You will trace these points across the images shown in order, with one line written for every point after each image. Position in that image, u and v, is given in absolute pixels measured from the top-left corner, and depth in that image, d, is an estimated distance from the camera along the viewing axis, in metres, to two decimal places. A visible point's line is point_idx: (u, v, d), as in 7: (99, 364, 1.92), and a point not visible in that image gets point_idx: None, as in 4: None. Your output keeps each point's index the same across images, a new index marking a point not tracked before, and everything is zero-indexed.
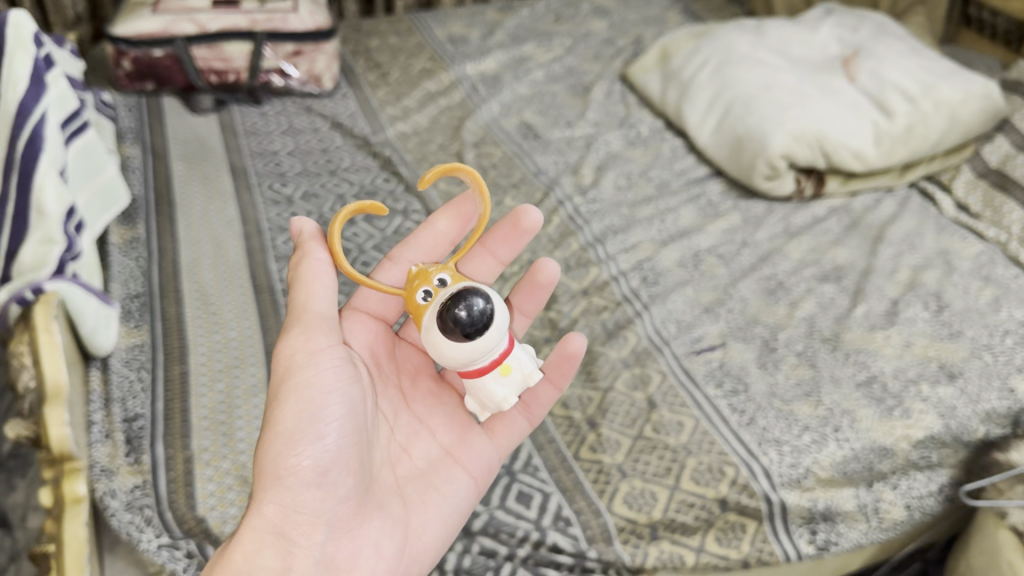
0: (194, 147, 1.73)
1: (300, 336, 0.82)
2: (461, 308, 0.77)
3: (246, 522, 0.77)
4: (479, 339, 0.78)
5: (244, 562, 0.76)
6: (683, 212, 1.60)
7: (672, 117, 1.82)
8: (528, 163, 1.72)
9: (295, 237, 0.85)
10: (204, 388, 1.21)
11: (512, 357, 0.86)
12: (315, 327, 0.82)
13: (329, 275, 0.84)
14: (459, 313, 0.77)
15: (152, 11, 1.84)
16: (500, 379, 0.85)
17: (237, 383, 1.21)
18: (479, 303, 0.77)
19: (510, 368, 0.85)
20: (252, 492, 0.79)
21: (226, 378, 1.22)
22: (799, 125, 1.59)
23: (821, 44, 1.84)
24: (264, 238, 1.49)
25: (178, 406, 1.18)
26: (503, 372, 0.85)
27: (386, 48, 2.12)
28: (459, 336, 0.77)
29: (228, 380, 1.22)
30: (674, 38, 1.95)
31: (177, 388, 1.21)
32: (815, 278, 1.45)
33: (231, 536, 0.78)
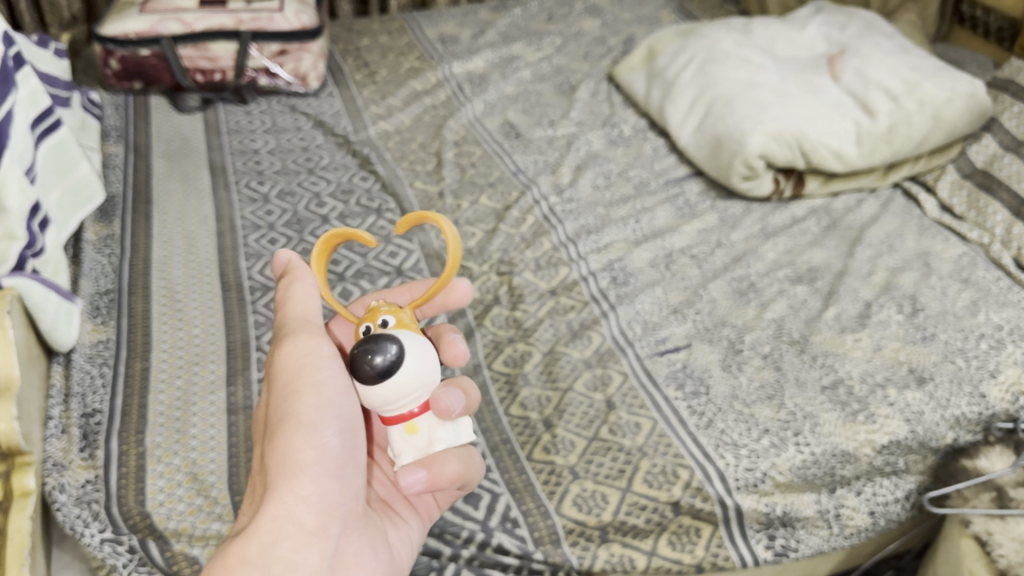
0: (176, 145, 1.74)
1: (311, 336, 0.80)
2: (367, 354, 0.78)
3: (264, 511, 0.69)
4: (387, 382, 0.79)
5: (259, 554, 0.67)
6: (660, 211, 1.58)
7: (655, 117, 1.81)
8: (507, 162, 1.72)
9: (281, 270, 0.90)
10: (163, 384, 1.22)
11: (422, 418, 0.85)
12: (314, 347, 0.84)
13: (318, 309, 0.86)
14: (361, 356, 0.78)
15: (140, 11, 1.86)
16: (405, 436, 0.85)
17: (195, 380, 1.23)
18: (393, 353, 0.78)
19: (416, 427, 0.85)
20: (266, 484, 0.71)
21: (186, 376, 1.23)
22: (778, 124, 1.57)
23: (808, 44, 1.80)
24: (237, 237, 1.50)
25: (136, 401, 1.19)
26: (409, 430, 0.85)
27: (377, 48, 2.12)
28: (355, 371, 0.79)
29: (187, 377, 1.23)
30: (661, 37, 1.93)
31: (137, 383, 1.22)
32: (789, 280, 1.42)
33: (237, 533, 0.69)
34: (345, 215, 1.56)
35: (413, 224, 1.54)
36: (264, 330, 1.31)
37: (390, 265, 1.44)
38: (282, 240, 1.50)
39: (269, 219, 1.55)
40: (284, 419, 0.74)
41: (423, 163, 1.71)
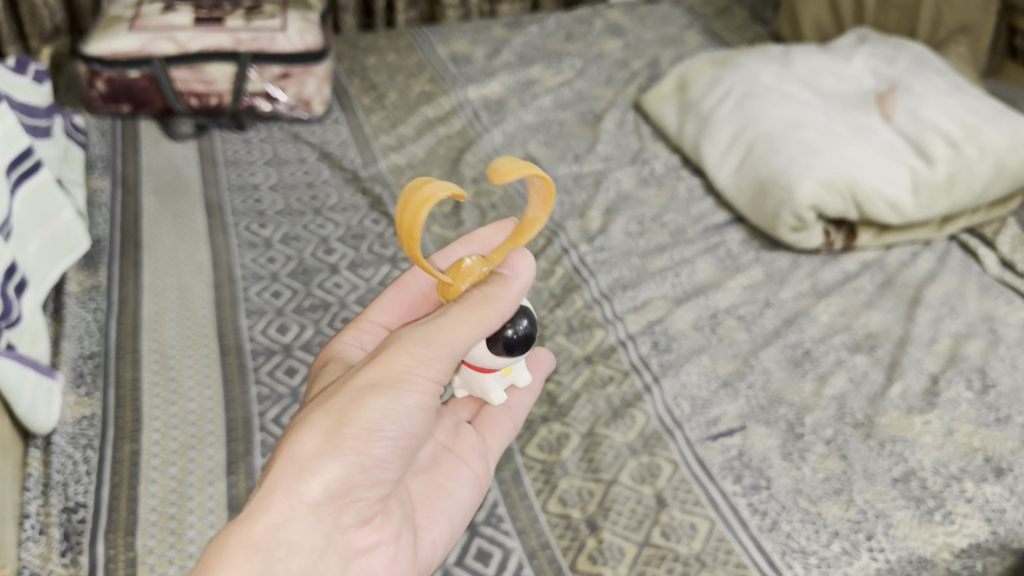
0: (168, 179, 1.59)
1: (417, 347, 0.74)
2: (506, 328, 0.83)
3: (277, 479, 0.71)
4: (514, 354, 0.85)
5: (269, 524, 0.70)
6: (701, 263, 1.45)
7: (689, 154, 1.68)
8: (530, 203, 1.58)
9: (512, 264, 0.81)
10: (155, 472, 1.08)
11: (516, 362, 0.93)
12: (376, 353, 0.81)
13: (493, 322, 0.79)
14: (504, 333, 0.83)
15: (129, 28, 1.71)
16: (501, 378, 0.92)
17: (192, 469, 1.09)
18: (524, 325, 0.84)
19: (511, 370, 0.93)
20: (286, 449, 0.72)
21: (181, 464, 1.09)
22: (829, 171, 1.44)
23: (853, 77, 1.67)
24: (236, 288, 1.36)
25: (125, 493, 1.05)
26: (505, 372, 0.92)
27: (384, 68, 1.98)
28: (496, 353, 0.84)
29: (182, 466, 1.09)
30: (694, 66, 1.79)
31: (126, 471, 1.08)
32: (846, 347, 1.30)
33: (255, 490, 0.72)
34: (357, 263, 1.42)
35: None
36: (268, 405, 1.17)
37: None
38: (287, 293, 1.35)
39: (271, 268, 1.40)
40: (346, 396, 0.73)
41: (440, 204, 1.57)
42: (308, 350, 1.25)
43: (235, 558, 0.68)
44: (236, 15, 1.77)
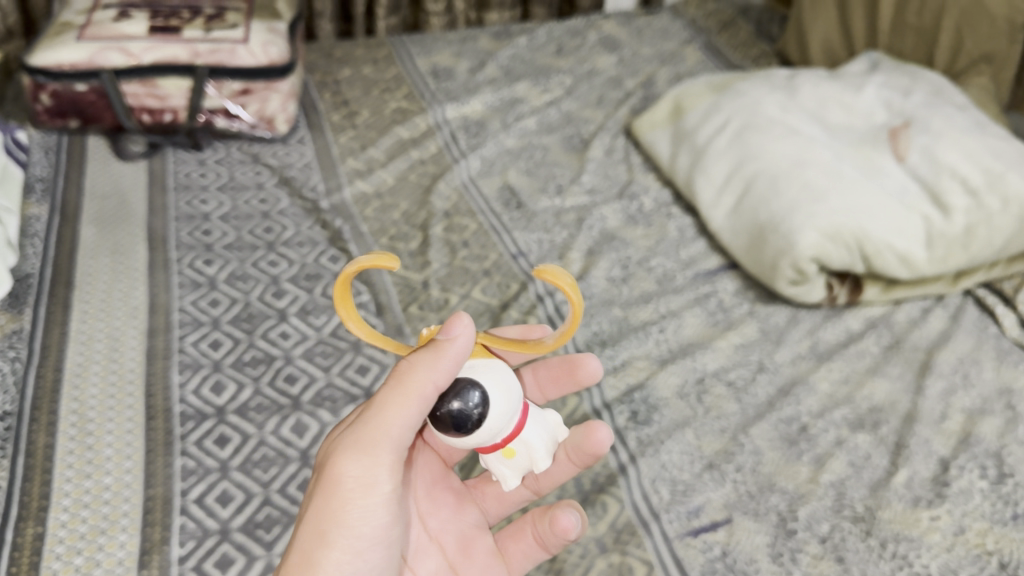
0: (112, 205, 1.46)
1: (363, 463, 0.74)
2: (453, 401, 0.74)
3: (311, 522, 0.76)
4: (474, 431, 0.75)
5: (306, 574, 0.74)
6: (689, 316, 1.31)
7: (682, 189, 1.54)
8: (505, 241, 1.45)
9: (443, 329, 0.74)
10: (57, 562, 0.95)
11: (519, 440, 0.79)
12: (383, 451, 0.74)
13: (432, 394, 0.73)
14: (449, 407, 0.74)
15: (78, 37, 1.57)
16: (504, 461, 0.81)
17: (100, 559, 0.96)
18: (474, 400, 0.73)
19: (513, 452, 0.80)
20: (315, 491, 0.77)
21: (88, 552, 0.96)
22: (834, 219, 1.30)
23: (864, 109, 1.52)
24: (172, 337, 1.22)
25: None
26: (506, 455, 0.80)
27: (359, 81, 1.84)
28: (453, 435, 0.75)
29: (90, 554, 0.96)
30: (690, 90, 1.65)
31: (26, 560, 0.95)
32: (847, 423, 1.16)
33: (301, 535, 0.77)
34: (308, 309, 1.28)
35: (391, 325, 1.26)
36: (192, 482, 1.04)
37: (358, 386, 1.16)
38: (227, 343, 1.22)
39: (213, 314, 1.27)
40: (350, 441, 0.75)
41: (406, 240, 1.44)
42: (243, 414, 1.12)
43: None
44: (195, 23, 1.63)
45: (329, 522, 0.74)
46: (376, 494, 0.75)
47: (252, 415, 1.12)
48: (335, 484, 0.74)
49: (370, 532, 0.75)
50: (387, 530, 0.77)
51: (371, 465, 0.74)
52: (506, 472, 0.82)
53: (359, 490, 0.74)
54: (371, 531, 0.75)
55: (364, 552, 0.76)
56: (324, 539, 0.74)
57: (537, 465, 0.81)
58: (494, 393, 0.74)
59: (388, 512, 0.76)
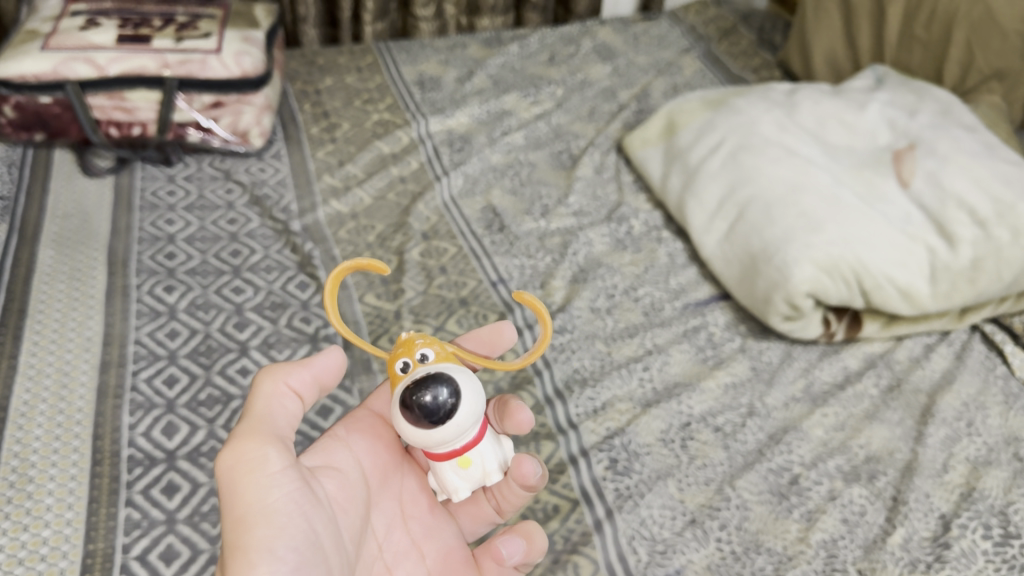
0: (73, 224, 1.39)
1: (252, 449, 0.73)
2: (426, 394, 0.73)
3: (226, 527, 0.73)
4: (443, 429, 0.74)
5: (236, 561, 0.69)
6: (676, 352, 1.22)
7: (674, 212, 1.46)
8: (485, 267, 1.37)
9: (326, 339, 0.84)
10: None
11: (475, 449, 0.81)
12: (266, 436, 0.74)
13: (294, 392, 0.80)
14: (422, 399, 0.73)
15: (42, 46, 1.50)
16: (459, 471, 0.81)
17: None
18: (446, 394, 0.73)
19: (469, 462, 0.80)
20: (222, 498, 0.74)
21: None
22: (831, 251, 1.22)
23: (867, 129, 1.44)
24: (125, 372, 1.16)
25: None
26: (462, 465, 0.80)
27: (341, 90, 1.76)
28: (420, 426, 0.73)
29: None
30: (684, 105, 1.57)
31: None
32: (841, 475, 1.09)
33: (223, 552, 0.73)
34: (271, 341, 1.21)
35: (357, 360, 1.19)
36: (136, 536, 0.97)
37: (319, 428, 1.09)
38: (183, 379, 1.15)
39: (171, 347, 1.20)
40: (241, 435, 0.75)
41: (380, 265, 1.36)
42: (195, 459, 1.06)
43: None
44: (166, 32, 1.55)
45: (241, 510, 0.71)
46: (276, 471, 0.73)
47: (205, 461, 1.06)
48: (233, 473, 0.72)
49: (288, 509, 0.72)
50: (303, 508, 0.73)
51: (260, 447, 0.73)
52: (458, 484, 0.81)
53: (259, 469, 0.72)
54: (291, 509, 0.72)
55: (292, 533, 0.71)
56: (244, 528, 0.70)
57: (489, 477, 0.82)
58: (467, 390, 0.75)
59: (299, 485, 0.73)
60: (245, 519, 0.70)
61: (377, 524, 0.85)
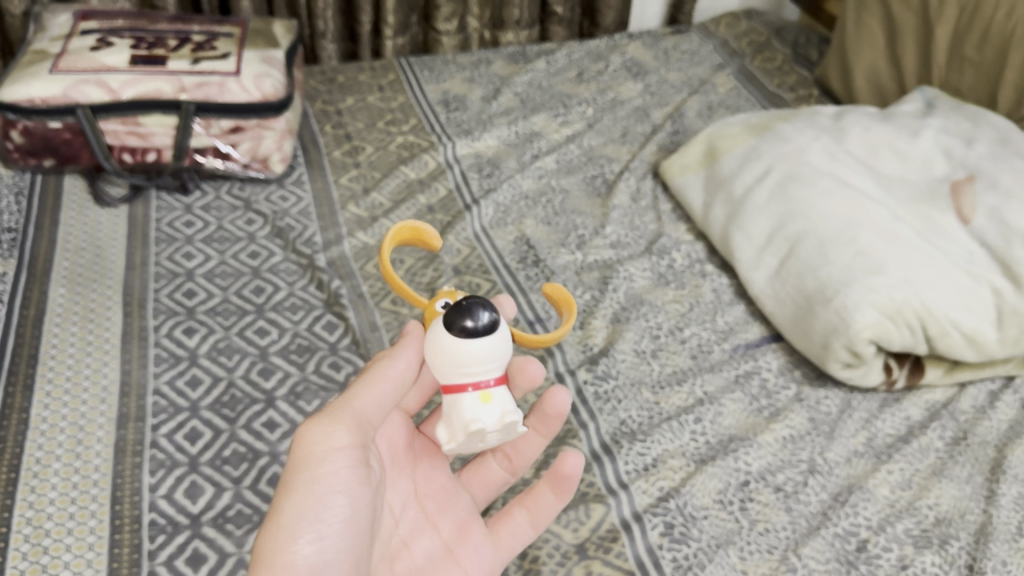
0: (86, 260, 1.31)
1: (322, 427, 0.71)
2: (466, 318, 0.70)
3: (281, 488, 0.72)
4: (477, 348, 0.70)
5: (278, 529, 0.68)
6: (729, 402, 1.16)
7: (718, 245, 1.39)
8: (521, 305, 1.30)
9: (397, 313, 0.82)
10: None
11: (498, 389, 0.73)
12: (345, 419, 0.72)
13: (397, 381, 0.75)
14: (463, 324, 0.70)
15: (52, 69, 1.42)
16: (478, 405, 0.71)
17: None
18: (487, 317, 0.71)
19: (491, 397, 0.72)
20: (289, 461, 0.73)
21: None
22: (893, 296, 1.15)
23: (922, 156, 1.36)
24: (145, 426, 1.09)
25: None
26: (482, 398, 0.72)
27: (362, 111, 1.69)
28: (457, 339, 0.70)
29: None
30: (725, 129, 1.49)
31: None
32: (912, 540, 1.02)
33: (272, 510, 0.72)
34: (298, 390, 1.14)
35: None
36: None
37: None
38: (206, 434, 1.08)
39: (192, 397, 1.13)
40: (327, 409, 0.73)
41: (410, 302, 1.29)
42: (222, 525, 0.99)
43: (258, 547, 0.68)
44: (182, 53, 1.48)
45: (296, 483, 0.70)
46: (334, 451, 0.71)
47: (232, 528, 0.98)
48: (304, 446, 0.71)
49: (339, 493, 0.71)
50: (357, 503, 0.71)
51: (329, 426, 0.71)
52: (477, 417, 0.71)
53: (326, 452, 0.71)
54: (343, 503, 0.70)
55: (336, 525, 0.70)
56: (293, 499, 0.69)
57: (509, 421, 0.72)
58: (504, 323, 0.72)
59: (357, 478, 0.72)
60: (293, 485, 0.69)
61: (392, 500, 0.83)
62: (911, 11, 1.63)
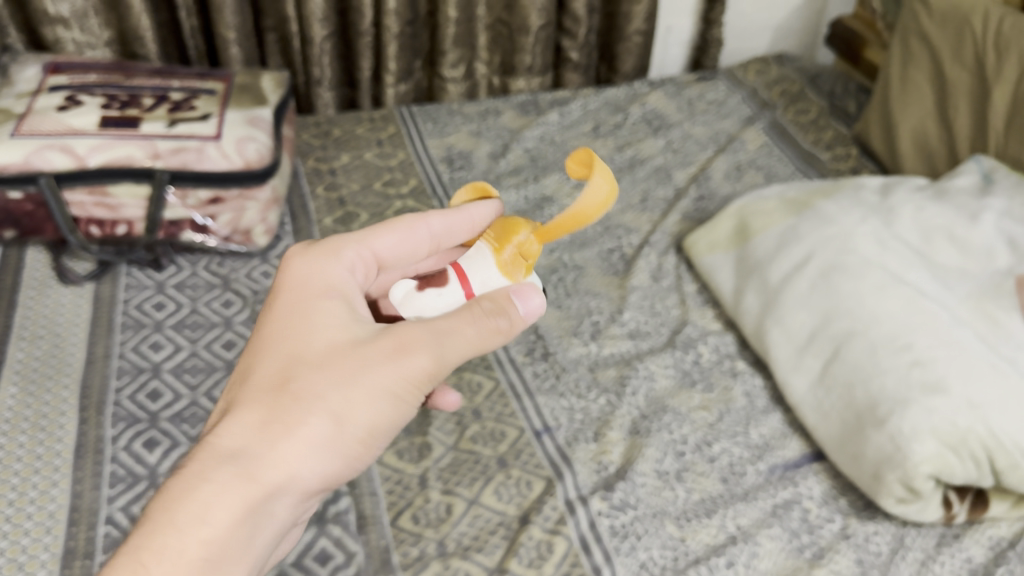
0: (43, 352, 1.18)
1: (405, 367, 0.68)
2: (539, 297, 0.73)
3: (322, 376, 0.68)
4: None
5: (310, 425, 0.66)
6: (766, 539, 1.01)
7: (751, 339, 1.24)
8: (527, 410, 1.16)
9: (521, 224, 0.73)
10: None
11: None
12: (424, 368, 0.68)
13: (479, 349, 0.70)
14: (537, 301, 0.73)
15: (12, 133, 1.28)
16: None
17: None
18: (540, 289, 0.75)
19: None
20: (346, 362, 0.68)
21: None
22: (954, 420, 0.99)
23: (984, 244, 1.19)
24: (93, 564, 0.95)
25: None
26: None
27: (358, 170, 1.55)
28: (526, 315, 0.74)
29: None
30: (759, 206, 1.35)
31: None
32: None
33: (301, 386, 0.68)
34: None
35: (375, 549, 0.99)
36: None
37: None
38: None
39: None
40: (411, 348, 0.68)
41: None
42: None
43: (285, 430, 0.66)
44: (157, 114, 1.34)
45: (353, 399, 0.67)
46: (394, 386, 0.68)
47: None
48: (373, 367, 0.68)
49: (376, 425, 0.70)
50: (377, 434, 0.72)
51: (411, 373, 0.68)
52: None
53: (390, 388, 0.68)
54: (373, 434, 0.70)
55: (356, 448, 0.70)
56: (345, 407, 0.67)
57: None
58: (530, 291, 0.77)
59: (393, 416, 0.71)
60: (357, 392, 0.67)
61: None
62: (965, 69, 1.46)
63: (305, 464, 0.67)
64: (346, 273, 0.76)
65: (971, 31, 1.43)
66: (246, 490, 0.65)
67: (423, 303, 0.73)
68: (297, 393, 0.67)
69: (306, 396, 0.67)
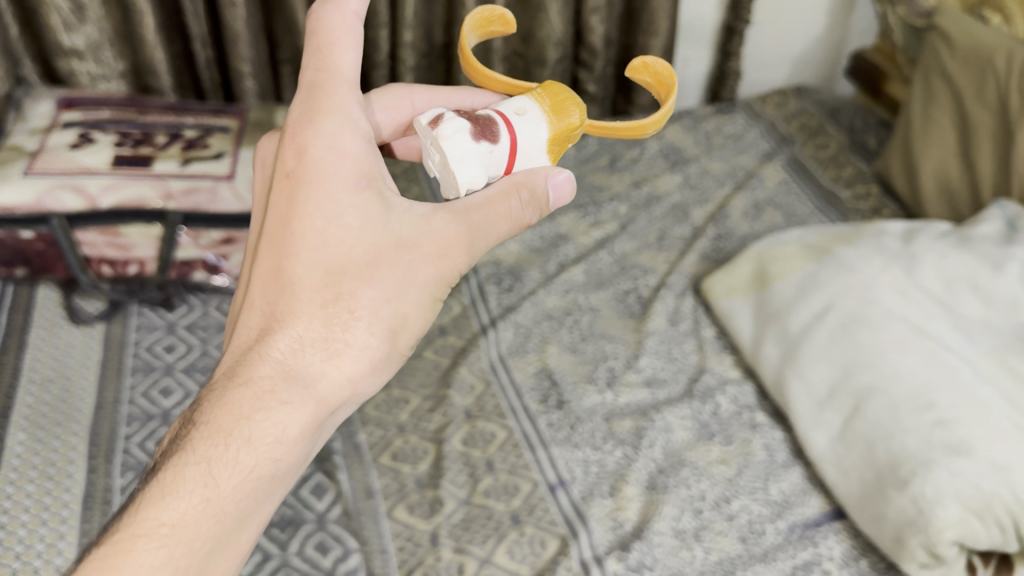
0: (53, 396, 1.16)
1: (447, 257, 0.65)
2: None
3: (365, 283, 0.63)
4: None
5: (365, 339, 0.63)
6: None
7: (770, 389, 1.21)
8: (541, 461, 1.14)
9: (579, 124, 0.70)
10: None
11: None
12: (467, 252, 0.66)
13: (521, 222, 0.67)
14: None
15: (25, 171, 1.26)
16: None
17: None
18: None
19: None
20: (383, 256, 0.63)
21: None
22: (979, 487, 0.96)
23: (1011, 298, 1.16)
24: None
25: None
26: None
27: None
28: None
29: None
30: (778, 251, 1.32)
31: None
32: None
33: (344, 297, 0.63)
34: None
35: None
36: None
37: None
38: None
39: None
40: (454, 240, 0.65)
41: (413, 459, 1.15)
42: None
43: (343, 348, 0.63)
44: (170, 152, 1.34)
45: (404, 302, 0.64)
46: (440, 277, 0.66)
47: None
48: (421, 261, 0.64)
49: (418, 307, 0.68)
50: None
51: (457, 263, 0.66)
52: None
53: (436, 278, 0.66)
54: None
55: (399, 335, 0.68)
56: (400, 313, 0.65)
57: None
58: None
59: None
60: (411, 297, 0.65)
61: None
62: (989, 111, 1.42)
63: (367, 376, 0.65)
64: (366, 145, 0.65)
65: (994, 73, 1.39)
66: (314, 410, 0.63)
67: (475, 159, 0.62)
68: (340, 302, 0.63)
69: (356, 310, 0.63)
